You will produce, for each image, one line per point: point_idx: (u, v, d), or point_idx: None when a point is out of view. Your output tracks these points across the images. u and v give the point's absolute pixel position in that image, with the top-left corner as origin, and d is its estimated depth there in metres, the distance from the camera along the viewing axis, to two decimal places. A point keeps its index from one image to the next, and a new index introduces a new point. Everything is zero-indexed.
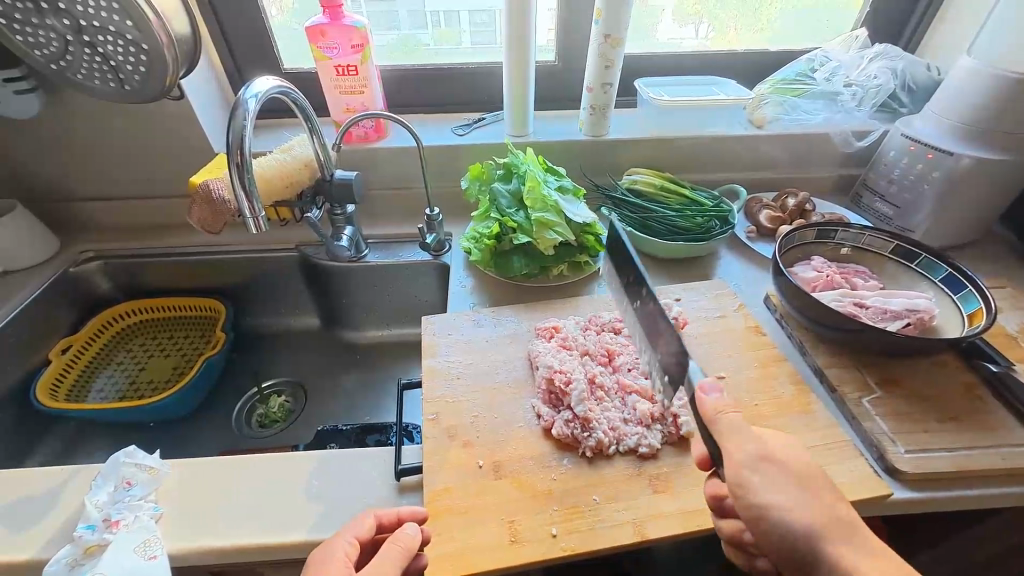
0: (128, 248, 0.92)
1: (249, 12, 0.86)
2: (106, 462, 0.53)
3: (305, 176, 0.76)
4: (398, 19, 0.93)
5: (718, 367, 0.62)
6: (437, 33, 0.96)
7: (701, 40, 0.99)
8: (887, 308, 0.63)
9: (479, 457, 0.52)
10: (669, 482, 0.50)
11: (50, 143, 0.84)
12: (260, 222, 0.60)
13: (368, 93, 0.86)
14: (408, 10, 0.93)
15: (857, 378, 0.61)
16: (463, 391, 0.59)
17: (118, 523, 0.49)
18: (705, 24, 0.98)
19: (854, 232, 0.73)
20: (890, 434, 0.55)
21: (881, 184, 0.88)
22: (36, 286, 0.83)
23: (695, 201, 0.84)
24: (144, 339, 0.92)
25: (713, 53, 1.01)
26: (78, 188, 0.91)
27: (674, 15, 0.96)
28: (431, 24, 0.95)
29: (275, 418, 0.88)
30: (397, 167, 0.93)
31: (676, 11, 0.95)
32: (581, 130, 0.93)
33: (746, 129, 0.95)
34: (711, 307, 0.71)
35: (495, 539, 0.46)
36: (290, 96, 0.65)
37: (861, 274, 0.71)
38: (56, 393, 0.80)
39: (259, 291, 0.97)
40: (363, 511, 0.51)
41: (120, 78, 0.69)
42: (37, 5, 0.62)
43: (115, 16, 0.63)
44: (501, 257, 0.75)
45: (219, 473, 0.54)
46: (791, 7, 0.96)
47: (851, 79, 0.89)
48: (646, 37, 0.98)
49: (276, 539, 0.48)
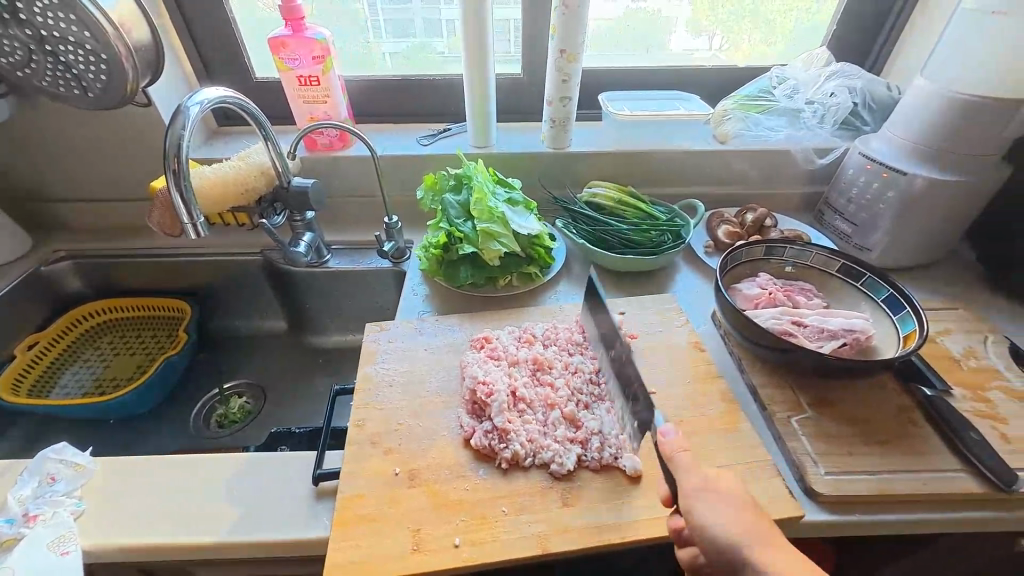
0: (99, 248, 0.94)
1: (221, 24, 0.88)
2: (35, 457, 0.54)
3: (261, 182, 0.78)
4: (412, 28, 0.96)
5: (650, 383, 0.62)
6: (449, 42, 0.98)
7: (714, 52, 1.01)
8: (824, 327, 0.63)
9: (396, 465, 0.53)
10: (579, 497, 0.50)
11: (26, 145, 0.87)
12: (200, 228, 0.61)
13: (331, 103, 0.87)
14: (421, 19, 0.95)
15: (790, 398, 0.60)
16: (391, 400, 0.59)
17: (36, 518, 0.50)
18: (717, 37, 0.99)
19: (800, 249, 0.73)
20: (813, 455, 0.54)
21: (840, 202, 0.87)
22: (7, 283, 0.86)
23: (650, 215, 0.86)
24: (112, 337, 0.94)
25: (724, 66, 1.01)
26: (53, 189, 0.94)
27: (687, 29, 0.97)
28: (445, 33, 0.97)
29: (234, 419, 0.89)
30: (361, 175, 0.95)
31: (688, 26, 0.97)
32: (544, 142, 0.94)
33: (709, 145, 0.95)
34: (655, 322, 0.71)
35: (399, 547, 0.46)
36: (240, 106, 0.68)
37: (805, 292, 0.70)
38: (19, 387, 0.82)
39: (226, 293, 0.99)
40: (280, 514, 0.51)
41: (83, 86, 0.71)
42: (1, 16, 0.64)
43: (73, 28, 0.65)
44: (448, 266, 0.75)
45: (148, 472, 0.55)
46: (801, 22, 0.96)
47: (810, 96, 0.89)
48: (649, 52, 1.00)
49: (191, 541, 0.49)
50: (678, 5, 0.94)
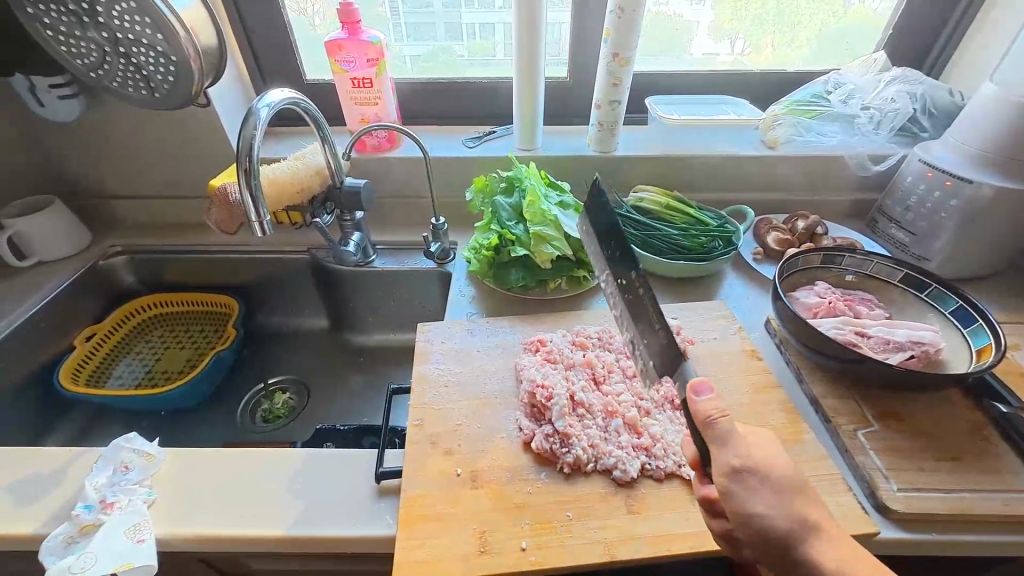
0: (154, 244, 0.97)
1: (276, 27, 0.90)
2: (108, 446, 0.56)
3: (316, 182, 0.79)
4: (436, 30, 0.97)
5: (708, 390, 0.61)
6: (469, 45, 0.99)
7: (736, 57, 0.99)
8: (890, 338, 0.61)
9: (458, 465, 0.53)
10: (644, 505, 0.50)
11: (90, 143, 0.90)
12: (266, 226, 0.62)
13: (382, 104, 0.88)
14: (444, 22, 0.96)
15: (854, 410, 0.59)
16: (448, 400, 0.60)
17: (113, 505, 0.51)
18: (740, 41, 0.97)
19: (860, 258, 0.71)
20: (884, 470, 0.53)
21: (897, 210, 0.85)
22: (68, 277, 0.89)
23: (699, 221, 0.84)
24: (163, 331, 0.97)
25: (749, 70, 1.00)
26: (110, 186, 0.97)
27: (707, 31, 0.96)
28: (465, 35, 0.98)
29: (278, 414, 0.91)
30: (407, 177, 0.96)
31: (710, 27, 0.95)
32: (589, 145, 0.94)
33: (758, 149, 0.93)
34: (709, 329, 0.70)
35: (466, 548, 0.46)
36: (302, 107, 0.69)
37: (866, 302, 0.69)
38: (78, 376, 0.85)
39: (272, 291, 1.01)
40: (345, 511, 0.52)
41: (150, 87, 0.74)
42: (80, 19, 0.67)
43: (147, 30, 0.67)
44: (499, 268, 0.76)
45: (213, 464, 0.56)
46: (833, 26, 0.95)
47: (867, 102, 0.87)
48: (679, 55, 0.99)
49: (259, 534, 0.50)
50: (700, 10, 0.93)
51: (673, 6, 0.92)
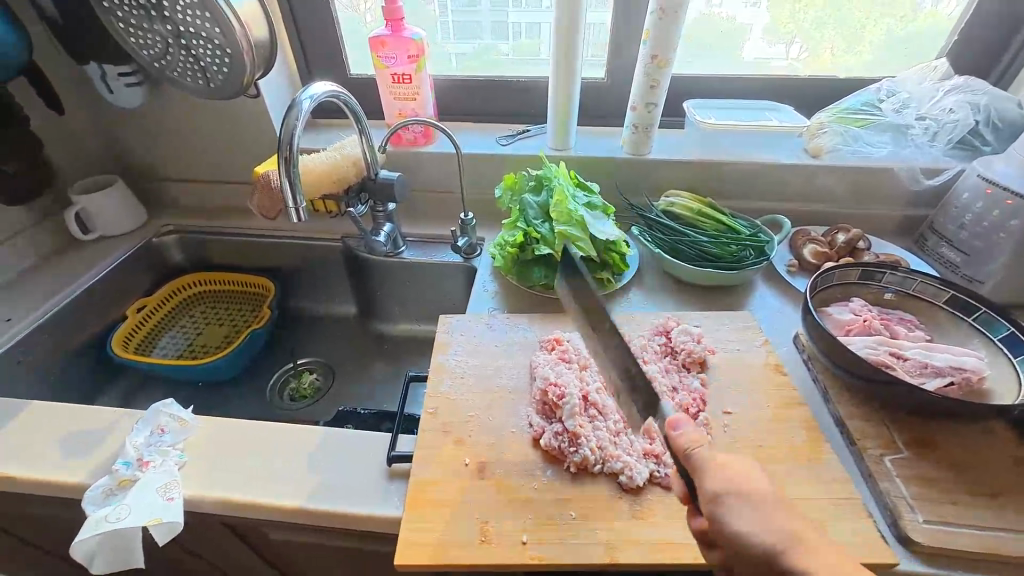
0: (202, 225, 1.03)
1: (325, 24, 0.94)
2: (147, 409, 0.60)
3: (352, 173, 0.83)
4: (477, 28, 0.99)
5: (727, 402, 0.60)
6: (501, 48, 1.01)
7: (790, 61, 0.95)
8: (928, 363, 0.58)
9: (467, 455, 0.54)
10: (650, 512, 0.49)
11: (150, 128, 0.97)
12: (302, 213, 0.65)
13: (419, 100, 0.91)
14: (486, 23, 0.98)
15: (883, 435, 0.56)
16: (463, 391, 0.61)
17: (149, 463, 0.55)
18: (796, 45, 0.94)
19: (902, 276, 0.68)
20: (909, 500, 0.50)
21: (949, 228, 0.80)
22: (125, 251, 0.96)
23: (732, 229, 0.82)
24: (205, 307, 1.03)
25: (796, 77, 0.97)
26: (166, 170, 1.04)
27: (762, 34, 0.93)
28: (497, 38, 1.00)
29: (305, 394, 0.95)
30: (440, 172, 0.98)
31: (765, 30, 0.92)
32: (623, 147, 0.93)
33: (800, 158, 0.90)
34: (732, 340, 0.68)
35: (467, 536, 0.47)
36: (344, 101, 0.72)
37: (905, 323, 0.65)
38: (129, 343, 0.91)
39: (306, 275, 1.06)
40: (357, 489, 0.54)
41: (206, 77, 0.78)
42: (148, 13, 0.72)
43: (207, 24, 0.72)
44: (523, 265, 0.76)
45: (240, 433, 0.60)
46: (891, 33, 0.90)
47: (924, 112, 0.83)
48: (722, 59, 0.97)
49: (278, 503, 0.53)
50: (756, 13, 0.90)
51: (723, 7, 0.90)
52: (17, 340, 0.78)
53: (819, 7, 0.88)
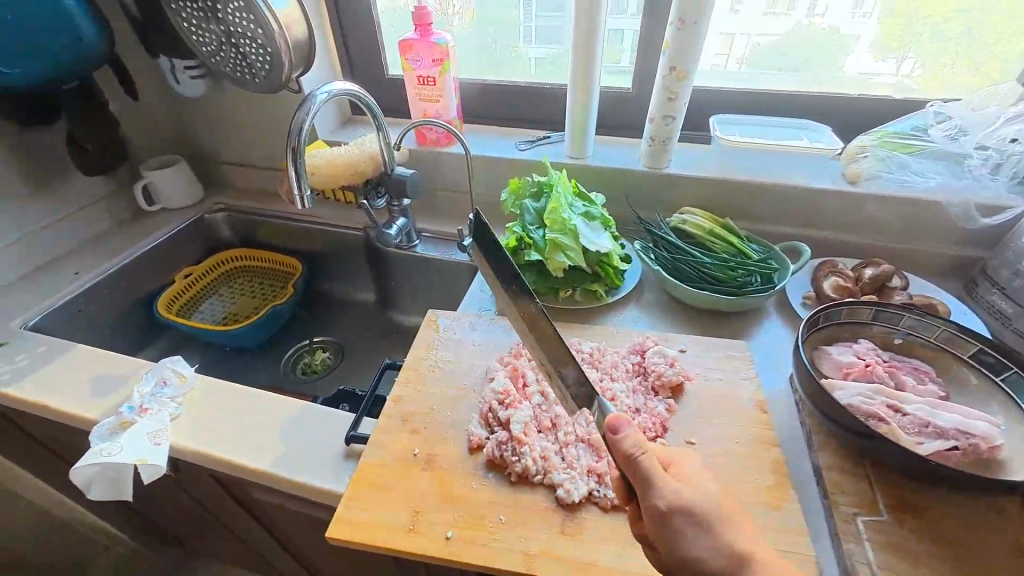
0: (246, 206, 1.14)
1: (367, 27, 1.01)
2: (157, 363, 0.68)
3: (369, 167, 0.88)
4: (511, 34, 1.01)
5: (693, 432, 0.57)
6: (534, 54, 1.02)
7: (901, 78, 0.87)
8: (929, 421, 0.52)
9: (418, 445, 0.56)
10: (580, 530, 0.48)
11: (212, 116, 1.09)
12: (306, 201, 0.70)
13: (443, 102, 0.94)
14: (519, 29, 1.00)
15: (863, 493, 0.51)
16: (429, 384, 0.63)
17: (147, 411, 0.62)
18: (909, 61, 0.85)
19: (923, 322, 0.61)
20: (874, 568, 0.45)
21: (1004, 274, 0.70)
22: (179, 224, 1.08)
23: (742, 252, 0.78)
24: (241, 281, 1.13)
25: (839, 96, 0.91)
26: (223, 154, 1.16)
27: (872, 51, 0.86)
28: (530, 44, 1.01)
29: (316, 369, 1.02)
30: (458, 172, 1.01)
31: (874, 46, 0.85)
32: (641, 160, 0.91)
33: (835, 183, 0.83)
34: (716, 369, 0.64)
35: (397, 521, 0.49)
36: (361, 100, 0.77)
37: (917, 374, 0.58)
38: (172, 305, 1.02)
39: (332, 260, 1.13)
40: (315, 462, 0.58)
41: (252, 73, 0.87)
42: (206, 15, 0.81)
43: (252, 26, 0.79)
44: (515, 270, 0.77)
45: (228, 395, 0.66)
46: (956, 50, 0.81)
47: (982, 142, 0.72)
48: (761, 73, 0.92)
49: (245, 463, 0.58)
50: (864, 23, 0.84)
51: (835, 19, 0.85)
52: (80, 291, 0.91)
53: (946, 19, 0.80)
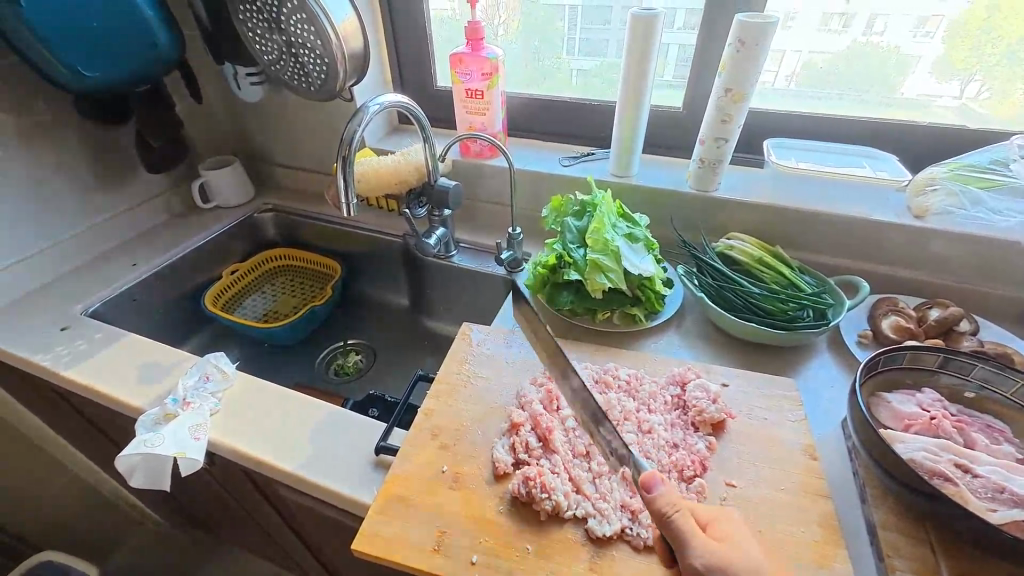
0: (293, 208, 1.18)
1: (419, 40, 1.03)
2: (201, 358, 0.70)
3: (414, 176, 0.89)
4: (559, 50, 1.01)
5: (734, 473, 0.54)
6: (580, 70, 1.02)
7: (964, 101, 0.82)
8: (1004, 486, 0.47)
9: (446, 462, 0.55)
10: (609, 568, 0.46)
11: (267, 121, 1.14)
12: (352, 208, 0.71)
13: (489, 115, 0.95)
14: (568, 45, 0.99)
15: (924, 559, 0.46)
16: (461, 399, 0.62)
17: (190, 404, 0.65)
18: (975, 82, 0.80)
19: (1000, 375, 0.55)
20: None
21: None
22: (230, 221, 1.13)
23: (793, 284, 0.74)
24: (283, 279, 1.17)
25: (907, 123, 0.85)
26: (274, 156, 1.20)
27: (931, 70, 0.81)
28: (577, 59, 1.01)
29: (347, 371, 1.03)
30: (500, 184, 1.01)
31: (935, 66, 0.81)
32: (688, 181, 0.88)
33: (898, 216, 0.78)
34: (762, 407, 0.61)
35: (423, 540, 0.48)
36: (411, 112, 0.78)
37: (990, 432, 0.53)
38: (218, 299, 1.06)
39: (370, 264, 1.15)
40: (343, 469, 0.58)
41: (308, 81, 0.90)
42: (269, 26, 0.84)
43: (311, 36, 0.82)
44: (552, 287, 0.76)
45: (265, 394, 0.67)
46: None
47: None
48: (819, 96, 0.88)
49: (276, 464, 0.59)
50: (927, 42, 0.80)
51: (890, 38, 0.81)
52: (136, 281, 0.96)
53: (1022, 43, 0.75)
